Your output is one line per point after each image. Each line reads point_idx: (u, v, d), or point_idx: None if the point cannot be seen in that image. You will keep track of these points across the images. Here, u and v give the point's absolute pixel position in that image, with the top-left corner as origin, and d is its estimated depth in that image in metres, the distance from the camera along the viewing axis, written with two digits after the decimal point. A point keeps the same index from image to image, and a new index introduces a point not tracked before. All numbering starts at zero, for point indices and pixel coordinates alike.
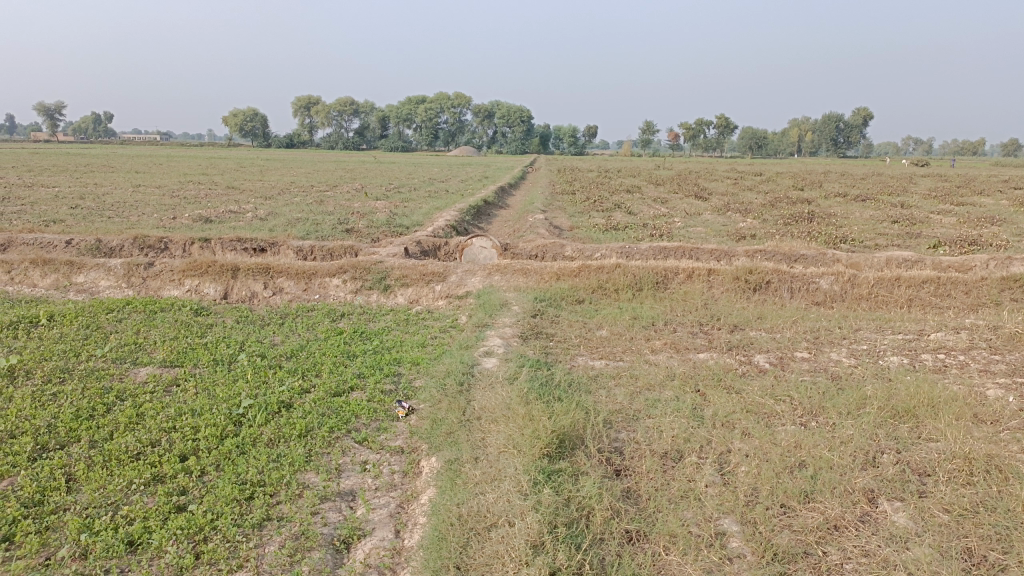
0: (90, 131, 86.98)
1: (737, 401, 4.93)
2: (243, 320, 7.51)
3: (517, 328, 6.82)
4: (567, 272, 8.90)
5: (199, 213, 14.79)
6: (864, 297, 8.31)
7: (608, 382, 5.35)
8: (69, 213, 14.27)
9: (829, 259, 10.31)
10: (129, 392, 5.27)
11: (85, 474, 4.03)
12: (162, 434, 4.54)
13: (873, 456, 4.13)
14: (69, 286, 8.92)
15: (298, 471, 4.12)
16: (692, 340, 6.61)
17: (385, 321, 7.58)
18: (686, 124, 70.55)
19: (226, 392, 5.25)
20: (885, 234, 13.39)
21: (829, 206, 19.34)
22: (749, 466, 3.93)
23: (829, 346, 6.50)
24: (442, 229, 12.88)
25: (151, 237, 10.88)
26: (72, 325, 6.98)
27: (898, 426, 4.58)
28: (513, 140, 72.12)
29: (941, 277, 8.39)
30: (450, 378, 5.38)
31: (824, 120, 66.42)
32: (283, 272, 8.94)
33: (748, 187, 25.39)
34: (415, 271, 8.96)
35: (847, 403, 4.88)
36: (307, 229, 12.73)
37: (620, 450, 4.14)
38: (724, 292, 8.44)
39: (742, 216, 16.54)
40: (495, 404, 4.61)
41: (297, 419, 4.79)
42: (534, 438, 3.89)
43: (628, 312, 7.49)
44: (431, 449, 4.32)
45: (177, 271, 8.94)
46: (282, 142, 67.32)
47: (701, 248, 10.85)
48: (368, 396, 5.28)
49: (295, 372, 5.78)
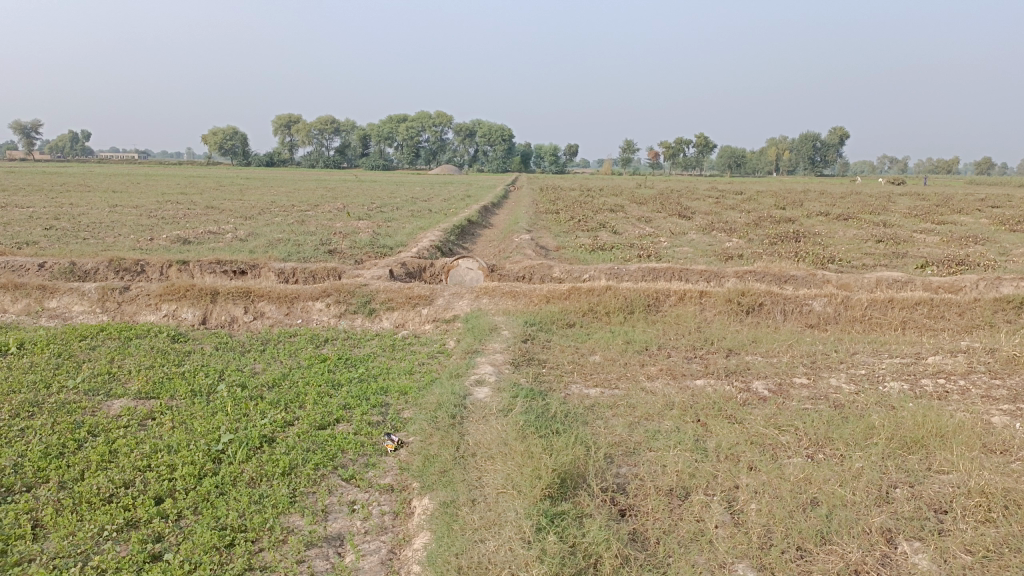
0: (67, 150, 86.37)
1: (740, 432, 4.74)
2: (223, 346, 7.25)
3: (508, 354, 6.60)
4: (556, 295, 8.72)
5: (178, 234, 14.48)
6: (857, 320, 8.21)
7: (605, 413, 5.14)
8: (42, 235, 13.90)
9: (819, 280, 10.23)
10: (102, 427, 4.99)
11: (54, 520, 3.76)
12: (137, 474, 4.27)
13: (886, 491, 3.95)
14: (40, 311, 8.59)
15: (281, 514, 3.87)
16: (687, 365, 6.43)
17: (370, 347, 7.34)
18: (665, 144, 71.13)
19: (205, 427, 4.99)
20: (871, 254, 13.35)
21: (813, 224, 19.43)
22: (759, 504, 3.74)
23: (828, 371, 6.35)
24: (427, 250, 12.69)
25: (127, 260, 10.57)
26: (43, 353, 6.68)
27: (908, 458, 4.40)
28: (494, 159, 72.22)
29: (933, 299, 8.31)
30: (441, 410, 5.13)
31: (801, 139, 67.32)
32: (265, 295, 8.69)
33: (731, 206, 25.46)
34: (401, 294, 8.73)
35: (854, 434, 4.70)
36: (289, 251, 12.47)
37: (624, 488, 3.94)
38: (717, 314, 8.29)
39: (727, 236, 16.52)
40: (491, 440, 4.39)
41: (280, 455, 4.53)
42: (534, 478, 3.68)
43: (620, 336, 7.31)
44: (423, 488, 4.08)
45: (154, 295, 8.65)
46: (262, 160, 66.93)
47: (690, 269, 10.72)
48: (355, 429, 5.03)
49: (278, 403, 5.52)
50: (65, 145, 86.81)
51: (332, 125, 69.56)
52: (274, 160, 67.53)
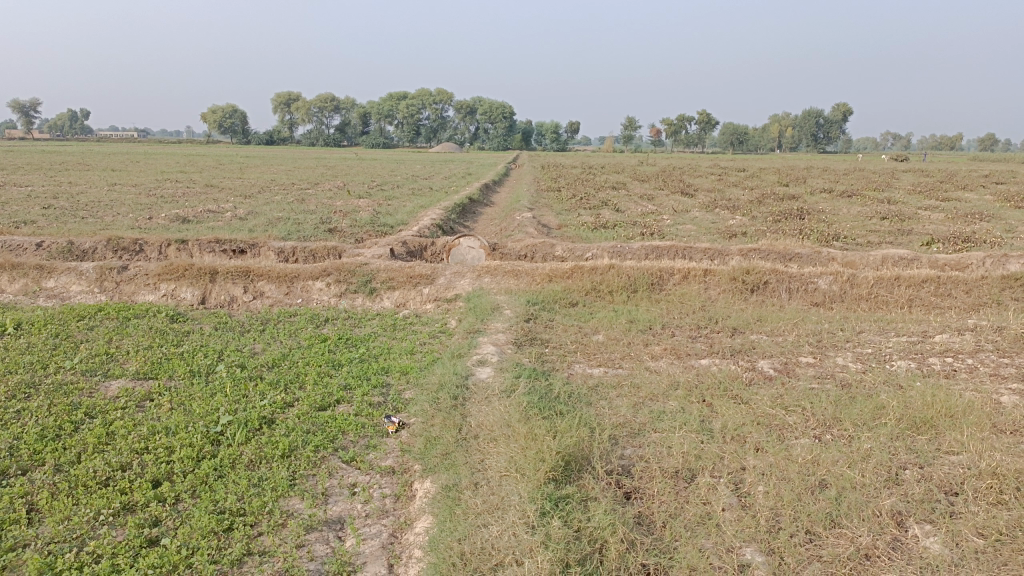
0: (66, 129, 85.90)
1: (746, 412, 4.67)
2: (222, 326, 7.17)
3: (510, 334, 6.52)
4: (559, 273, 8.63)
5: (176, 213, 14.35)
6: (863, 298, 8.11)
7: (609, 393, 5.07)
8: (40, 214, 13.79)
9: (824, 258, 10.12)
10: (99, 409, 4.93)
11: (49, 504, 3.70)
12: (134, 456, 4.21)
13: (895, 473, 3.88)
14: (38, 291, 8.51)
15: (281, 497, 3.81)
16: (692, 344, 6.35)
17: (371, 326, 7.26)
18: (667, 121, 70.57)
19: (204, 408, 4.92)
20: (876, 231, 13.23)
21: (816, 201, 19.24)
22: (767, 486, 3.67)
23: (834, 350, 6.26)
24: (428, 228, 12.58)
25: (125, 239, 10.46)
26: (40, 334, 6.61)
27: (917, 439, 4.33)
28: (495, 137, 71.74)
29: (940, 276, 8.22)
30: (442, 392, 5.05)
31: (804, 116, 66.72)
32: (264, 275, 8.60)
33: (734, 183, 25.26)
34: (402, 273, 8.64)
35: (862, 414, 4.63)
36: (288, 229, 12.36)
37: (628, 471, 3.87)
38: (721, 293, 8.19)
39: (731, 213, 16.38)
40: (493, 421, 4.32)
41: (279, 437, 4.47)
42: (538, 461, 3.61)
43: (624, 315, 7.23)
44: (424, 471, 4.02)
45: (152, 275, 8.56)
46: (261, 138, 66.55)
47: (694, 247, 10.62)
48: (356, 410, 4.97)
49: (277, 384, 5.46)
50: (63, 124, 86.22)
51: (332, 103, 69.01)
52: (274, 137, 67.10)
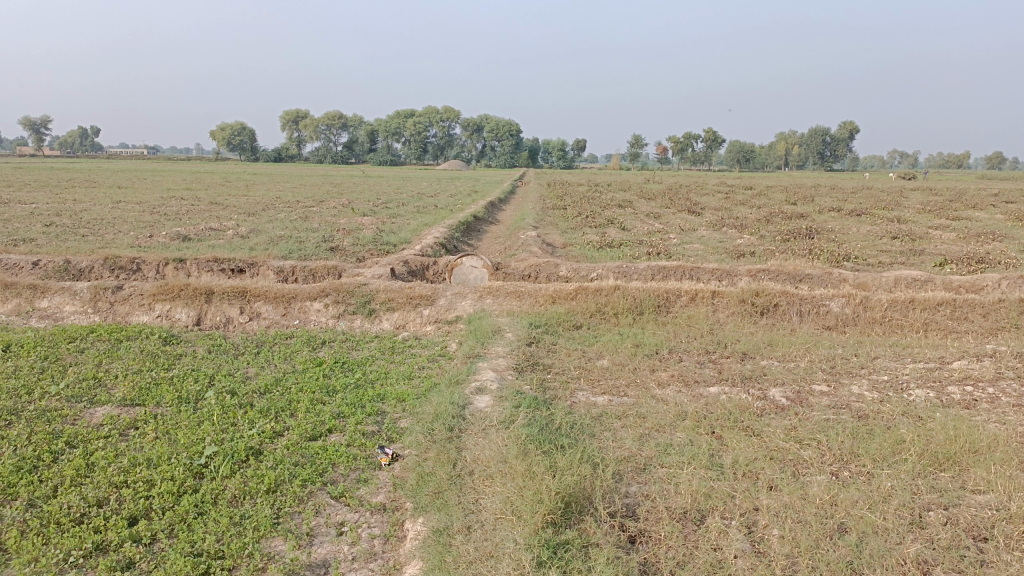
0: (76, 145, 86.59)
1: (758, 446, 4.42)
2: (216, 349, 6.97)
3: (511, 359, 6.29)
4: (563, 295, 8.40)
5: (178, 231, 14.20)
6: (877, 321, 7.85)
7: (613, 424, 4.83)
8: (41, 231, 13.67)
9: (836, 279, 9.86)
10: (81, 438, 4.70)
11: (17, 544, 3.47)
12: (112, 490, 3.98)
13: (919, 515, 3.63)
14: (31, 311, 8.32)
15: (263, 538, 3.58)
16: (700, 370, 6.10)
17: (369, 350, 7.05)
18: (674, 139, 70.47)
19: (189, 438, 4.69)
20: (887, 251, 12.97)
21: (825, 220, 19.00)
22: (782, 530, 3.43)
23: (849, 377, 6.00)
24: (431, 247, 12.40)
25: (123, 258, 10.30)
26: (28, 356, 6.41)
27: (940, 477, 4.07)
28: (502, 154, 71.78)
29: (956, 299, 7.96)
30: (438, 422, 4.82)
31: (811, 134, 66.59)
32: (261, 295, 8.41)
33: (741, 201, 25.05)
34: (402, 294, 8.44)
35: (881, 449, 4.37)
36: (289, 248, 12.18)
37: (633, 511, 3.63)
38: (730, 316, 7.96)
39: (738, 232, 16.16)
40: (490, 457, 4.09)
41: (266, 471, 4.23)
42: (536, 503, 3.39)
43: (630, 339, 6.99)
44: (416, 509, 3.79)
45: (148, 295, 8.39)
46: (269, 155, 66.72)
47: (702, 267, 10.39)
48: (347, 440, 4.74)
49: (268, 412, 5.23)
50: (73, 140, 86.81)
51: (341, 121, 69.26)
52: (282, 155, 67.30)
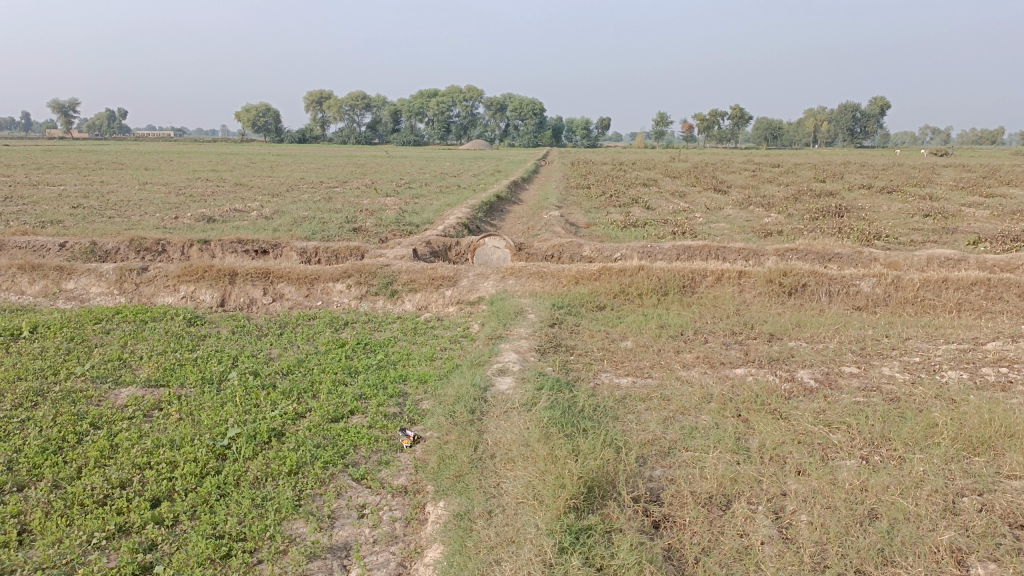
0: (105, 127, 87.57)
1: (785, 430, 4.32)
2: (240, 330, 6.99)
3: (534, 340, 6.23)
4: (586, 275, 8.30)
5: (203, 212, 14.27)
6: (909, 301, 7.66)
7: (637, 406, 4.76)
8: (68, 214, 13.78)
9: (866, 259, 9.65)
10: (106, 419, 4.74)
11: (42, 525, 3.50)
12: (135, 472, 4.00)
13: (952, 501, 3.52)
14: (58, 293, 8.42)
15: (284, 520, 3.58)
16: (725, 352, 6.00)
17: (391, 331, 7.03)
18: (700, 116, 69.53)
19: (212, 419, 4.70)
20: (920, 230, 12.68)
21: (855, 198, 18.64)
22: (811, 516, 3.36)
23: (879, 359, 5.86)
24: (453, 228, 12.33)
25: (148, 240, 10.37)
26: (55, 337, 6.47)
27: (973, 461, 3.95)
28: (526, 133, 71.33)
29: (991, 279, 7.75)
30: (460, 405, 4.78)
31: (840, 110, 65.45)
32: (284, 276, 8.43)
33: (768, 179, 24.68)
34: (424, 275, 8.40)
35: (913, 433, 4.25)
36: (312, 230, 12.17)
37: (657, 496, 3.57)
38: (757, 296, 7.83)
39: (765, 211, 15.88)
40: (512, 440, 4.05)
41: (288, 452, 4.23)
42: (558, 488, 3.35)
43: (654, 320, 6.89)
44: (438, 492, 3.76)
45: (172, 276, 8.43)
46: (293, 136, 66.93)
47: (728, 247, 10.22)
48: (370, 422, 4.72)
49: (290, 393, 5.22)
50: (102, 123, 87.75)
51: (364, 101, 69.20)
52: (306, 136, 67.52)
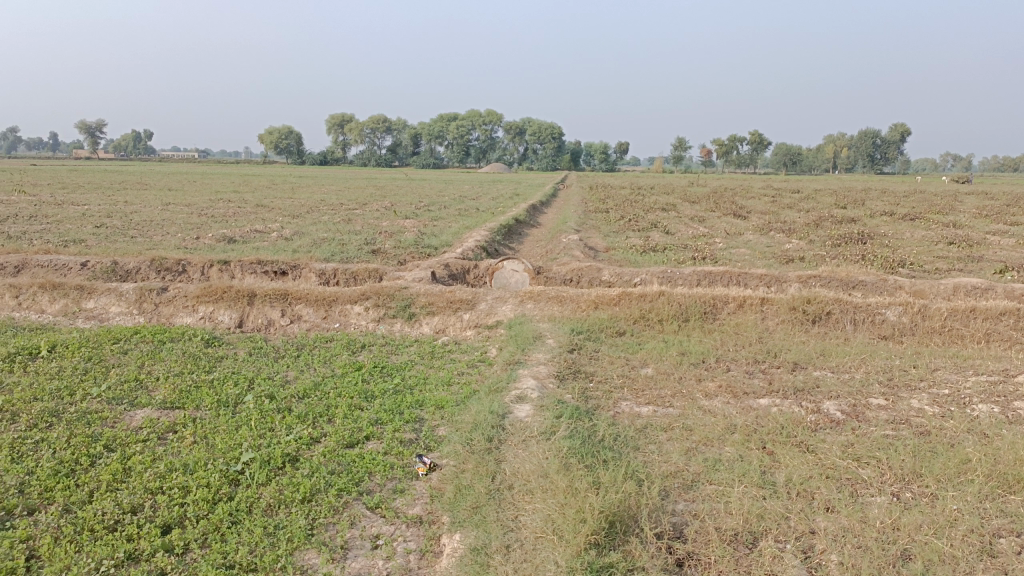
0: (130, 148, 89.01)
1: (812, 464, 4.19)
2: (257, 352, 6.96)
3: (553, 366, 6.13)
4: (605, 300, 8.21)
5: (223, 233, 14.36)
6: (936, 331, 7.49)
7: (658, 437, 4.64)
8: (91, 233, 13.91)
9: (891, 287, 9.48)
10: (119, 441, 4.69)
11: (51, 550, 3.44)
12: (147, 497, 3.94)
13: (989, 542, 3.37)
14: (78, 312, 8.45)
15: (296, 550, 3.49)
16: (748, 381, 5.87)
17: (408, 354, 6.97)
18: (719, 142, 69.49)
19: (226, 443, 4.64)
20: (945, 257, 12.48)
21: (878, 225, 18.42)
22: (842, 556, 3.23)
23: (908, 390, 5.71)
24: (472, 251, 12.30)
25: (168, 260, 10.42)
26: (73, 357, 6.47)
27: (1010, 500, 3.80)
28: (544, 157, 71.56)
29: (1021, 309, 7.57)
30: (477, 432, 4.69)
31: (861, 136, 65.17)
32: (302, 298, 8.41)
33: (788, 204, 24.53)
34: (441, 298, 8.35)
35: (946, 469, 4.10)
36: (331, 251, 12.19)
37: (680, 532, 3.46)
38: (780, 323, 7.69)
39: (786, 237, 15.73)
40: (531, 471, 3.96)
41: (301, 479, 4.15)
42: (578, 523, 3.25)
43: (675, 347, 6.78)
44: (453, 524, 3.66)
45: (191, 296, 8.44)
46: (314, 159, 67.63)
47: (750, 273, 10.09)
48: (385, 448, 4.64)
49: (305, 417, 5.15)
50: (128, 144, 89.18)
51: (384, 124, 69.89)
52: (327, 158, 68.19)
